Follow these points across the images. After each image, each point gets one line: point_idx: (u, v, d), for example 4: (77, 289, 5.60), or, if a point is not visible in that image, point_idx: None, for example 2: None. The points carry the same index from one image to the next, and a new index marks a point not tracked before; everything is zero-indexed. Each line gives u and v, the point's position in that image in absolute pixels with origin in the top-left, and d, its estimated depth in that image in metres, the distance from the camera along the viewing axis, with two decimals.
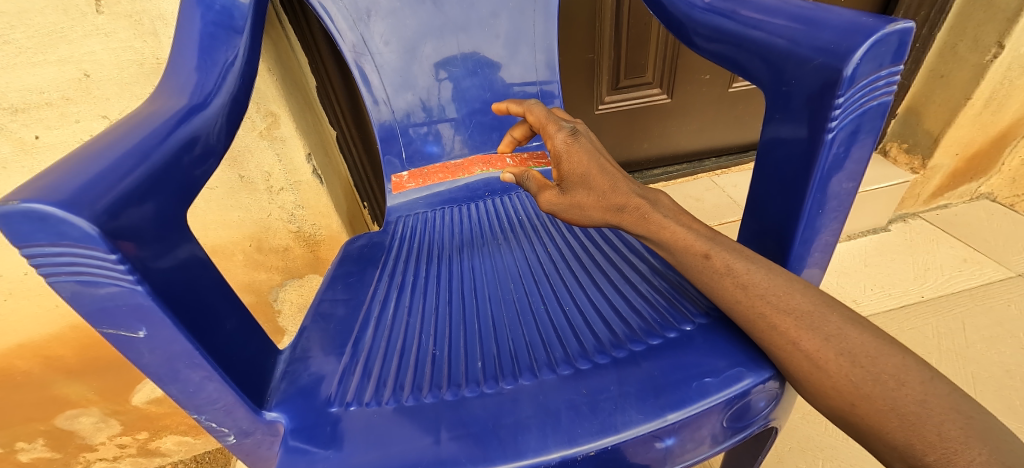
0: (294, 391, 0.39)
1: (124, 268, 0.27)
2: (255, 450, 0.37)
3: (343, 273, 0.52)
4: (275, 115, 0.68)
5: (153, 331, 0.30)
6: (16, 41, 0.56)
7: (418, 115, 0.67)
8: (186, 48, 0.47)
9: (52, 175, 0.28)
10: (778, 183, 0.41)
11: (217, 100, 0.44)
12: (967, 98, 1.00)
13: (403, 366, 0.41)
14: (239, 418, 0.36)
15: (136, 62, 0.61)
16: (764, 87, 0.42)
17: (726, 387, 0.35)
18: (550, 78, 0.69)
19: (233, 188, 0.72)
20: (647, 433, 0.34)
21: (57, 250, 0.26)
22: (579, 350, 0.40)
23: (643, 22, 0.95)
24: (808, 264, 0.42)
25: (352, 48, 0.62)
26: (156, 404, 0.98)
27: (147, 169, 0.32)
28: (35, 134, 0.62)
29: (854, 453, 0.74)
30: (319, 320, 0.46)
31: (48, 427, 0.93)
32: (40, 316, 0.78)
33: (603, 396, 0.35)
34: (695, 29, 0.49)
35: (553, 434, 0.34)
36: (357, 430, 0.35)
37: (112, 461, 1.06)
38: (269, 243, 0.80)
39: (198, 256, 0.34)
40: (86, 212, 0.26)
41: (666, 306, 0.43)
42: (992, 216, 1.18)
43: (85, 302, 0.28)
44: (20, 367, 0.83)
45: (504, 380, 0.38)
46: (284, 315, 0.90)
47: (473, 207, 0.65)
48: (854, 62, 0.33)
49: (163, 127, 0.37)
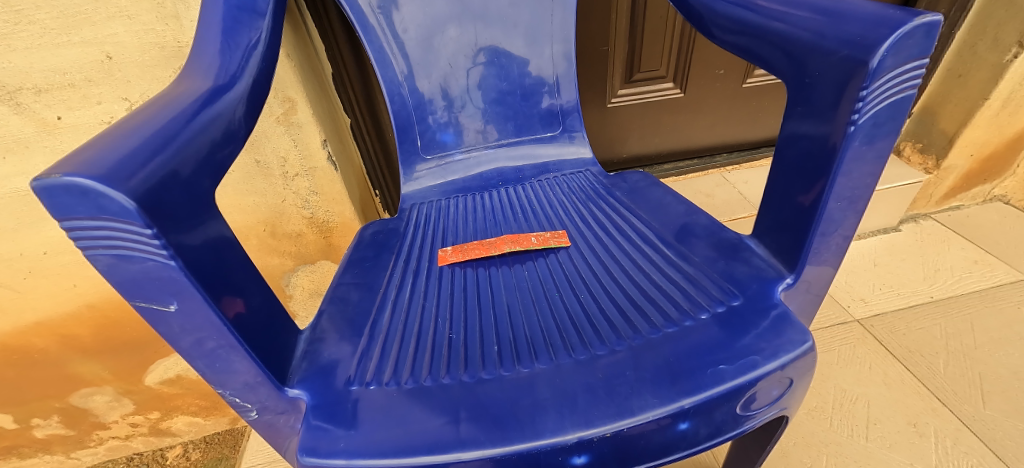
0: (315, 370, 0.40)
1: (158, 243, 0.28)
2: (276, 426, 0.38)
3: (360, 258, 0.53)
4: (292, 101, 0.69)
5: (183, 306, 0.31)
6: (40, 22, 0.57)
7: (435, 104, 0.68)
8: (210, 31, 0.48)
9: (88, 152, 0.29)
10: (796, 176, 0.41)
11: (241, 83, 0.44)
12: (984, 98, 0.99)
13: (421, 349, 0.42)
14: (262, 395, 0.36)
15: (157, 45, 0.62)
16: (787, 79, 0.42)
17: (741, 374, 0.36)
18: (567, 68, 0.69)
19: (249, 173, 0.73)
20: (661, 418, 0.34)
21: (95, 224, 0.27)
22: (594, 336, 0.41)
23: (659, 15, 0.95)
24: (821, 260, 0.42)
25: (371, 33, 0.63)
26: (168, 385, 1.00)
27: (177, 148, 0.32)
28: (58, 115, 0.63)
29: (858, 450, 0.75)
30: (336, 303, 0.47)
31: (63, 404, 0.96)
32: (57, 295, 0.80)
33: (619, 381, 0.36)
34: (715, 21, 0.50)
35: (571, 415, 0.34)
36: (377, 409, 0.36)
37: (124, 439, 1.08)
38: (282, 228, 0.81)
39: (225, 236, 0.35)
40: (124, 187, 0.27)
41: (681, 295, 0.43)
42: (1004, 219, 1.17)
43: (120, 275, 0.29)
44: (38, 345, 0.85)
45: (521, 364, 0.39)
46: (295, 300, 0.91)
47: (486, 196, 0.66)
48: (880, 55, 0.33)
49: (191, 109, 0.37)
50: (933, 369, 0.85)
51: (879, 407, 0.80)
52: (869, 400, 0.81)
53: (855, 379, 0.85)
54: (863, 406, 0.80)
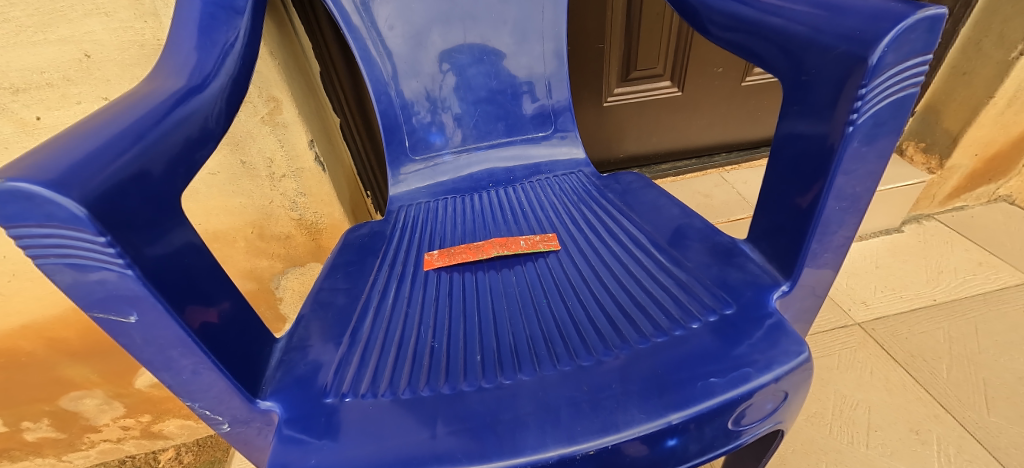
0: (291, 380, 0.38)
1: (113, 251, 0.27)
2: (249, 440, 0.37)
3: (343, 262, 0.52)
4: (277, 100, 0.67)
5: (144, 317, 0.29)
6: (16, 19, 0.56)
7: (424, 103, 0.66)
8: (186, 29, 0.46)
9: (40, 155, 0.27)
10: (792, 178, 0.40)
11: (216, 82, 0.43)
12: (989, 96, 0.97)
13: (401, 358, 0.40)
14: (234, 407, 0.35)
15: (137, 43, 0.60)
16: (783, 77, 0.40)
17: (732, 388, 0.34)
18: (559, 66, 0.67)
19: (235, 174, 0.72)
20: (648, 434, 0.32)
21: (44, 231, 0.25)
22: (581, 346, 0.39)
23: (655, 12, 0.93)
24: (818, 265, 0.40)
25: (357, 32, 0.61)
26: (159, 388, 0.99)
27: (140, 150, 0.31)
28: (37, 115, 0.62)
29: (858, 457, 0.73)
30: (317, 309, 0.45)
31: (52, 408, 0.95)
32: (42, 298, 0.78)
33: (605, 394, 0.34)
34: (711, 17, 0.48)
35: (553, 431, 0.33)
36: (352, 422, 0.35)
37: (116, 442, 1.07)
38: (271, 230, 0.80)
39: (193, 242, 0.33)
40: (74, 193, 0.25)
41: (673, 303, 0.42)
42: (1009, 219, 1.15)
43: (74, 286, 0.28)
44: (24, 348, 0.83)
45: (504, 375, 0.37)
46: (285, 302, 0.90)
47: (476, 197, 0.64)
48: (880, 50, 0.31)
49: (160, 107, 0.36)
50: (936, 374, 0.83)
51: (879, 413, 0.78)
52: (870, 406, 0.79)
53: (856, 385, 0.83)
54: (863, 412, 0.79)
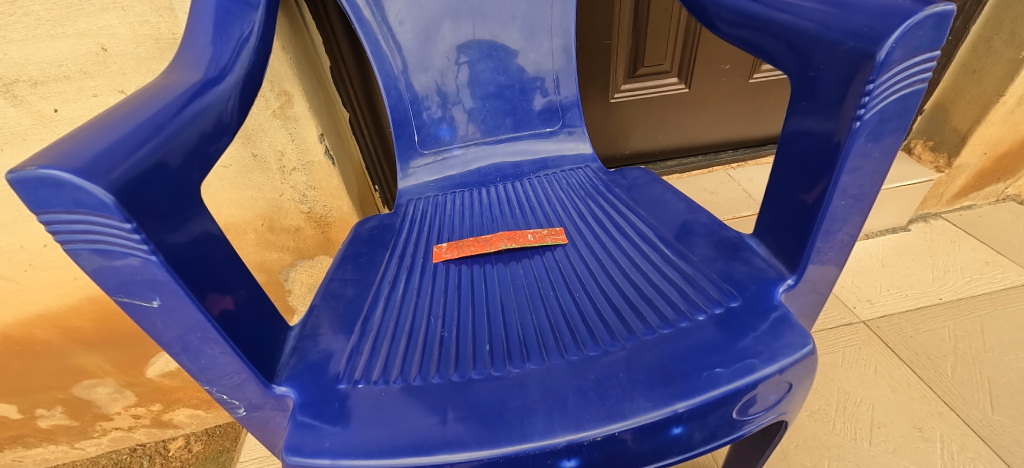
0: (303, 367, 0.39)
1: (138, 237, 0.28)
2: (265, 424, 0.38)
3: (353, 254, 0.53)
4: (288, 94, 0.68)
5: (166, 302, 0.30)
6: (35, 13, 0.57)
7: (433, 98, 0.67)
8: (201, 23, 0.47)
9: (68, 144, 0.29)
10: (798, 174, 0.40)
11: (232, 75, 0.44)
12: (999, 94, 0.97)
13: (411, 347, 0.41)
14: (249, 392, 0.36)
15: (152, 37, 0.61)
16: (790, 73, 0.40)
17: (738, 378, 0.35)
18: (566, 62, 0.68)
19: (246, 166, 0.73)
20: (653, 422, 0.33)
21: (73, 217, 0.26)
22: (588, 337, 0.40)
23: (663, 9, 0.93)
24: (824, 260, 0.41)
25: (368, 27, 0.62)
26: (169, 378, 1.00)
27: (160, 141, 0.32)
28: (54, 107, 0.63)
29: (861, 453, 0.73)
30: (328, 299, 0.46)
31: (66, 395, 0.97)
32: (56, 288, 0.80)
33: (611, 383, 0.35)
34: (719, 14, 0.49)
35: (560, 418, 0.34)
36: (365, 407, 0.36)
37: (127, 430, 1.09)
38: (281, 222, 0.81)
39: (211, 232, 0.34)
40: (102, 181, 0.26)
41: (679, 295, 0.42)
42: (1017, 219, 1.15)
43: (99, 270, 0.29)
44: (39, 336, 0.85)
45: (512, 364, 0.38)
46: (294, 294, 0.91)
47: (483, 191, 0.65)
48: (888, 46, 0.32)
49: (178, 100, 0.37)
50: (941, 372, 0.83)
51: (883, 410, 0.79)
52: (873, 403, 0.80)
53: (859, 381, 0.83)
54: (866, 409, 0.79)
